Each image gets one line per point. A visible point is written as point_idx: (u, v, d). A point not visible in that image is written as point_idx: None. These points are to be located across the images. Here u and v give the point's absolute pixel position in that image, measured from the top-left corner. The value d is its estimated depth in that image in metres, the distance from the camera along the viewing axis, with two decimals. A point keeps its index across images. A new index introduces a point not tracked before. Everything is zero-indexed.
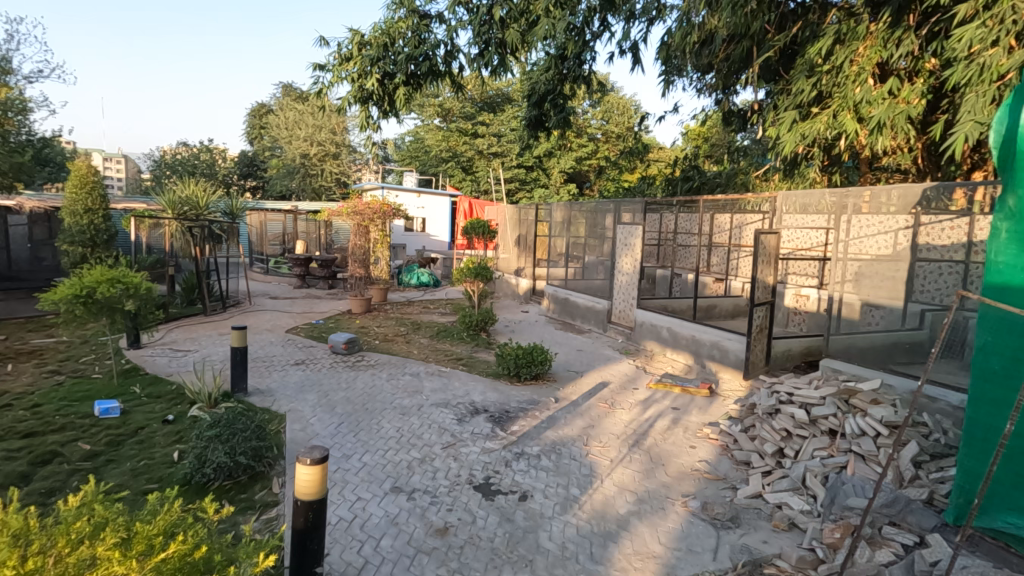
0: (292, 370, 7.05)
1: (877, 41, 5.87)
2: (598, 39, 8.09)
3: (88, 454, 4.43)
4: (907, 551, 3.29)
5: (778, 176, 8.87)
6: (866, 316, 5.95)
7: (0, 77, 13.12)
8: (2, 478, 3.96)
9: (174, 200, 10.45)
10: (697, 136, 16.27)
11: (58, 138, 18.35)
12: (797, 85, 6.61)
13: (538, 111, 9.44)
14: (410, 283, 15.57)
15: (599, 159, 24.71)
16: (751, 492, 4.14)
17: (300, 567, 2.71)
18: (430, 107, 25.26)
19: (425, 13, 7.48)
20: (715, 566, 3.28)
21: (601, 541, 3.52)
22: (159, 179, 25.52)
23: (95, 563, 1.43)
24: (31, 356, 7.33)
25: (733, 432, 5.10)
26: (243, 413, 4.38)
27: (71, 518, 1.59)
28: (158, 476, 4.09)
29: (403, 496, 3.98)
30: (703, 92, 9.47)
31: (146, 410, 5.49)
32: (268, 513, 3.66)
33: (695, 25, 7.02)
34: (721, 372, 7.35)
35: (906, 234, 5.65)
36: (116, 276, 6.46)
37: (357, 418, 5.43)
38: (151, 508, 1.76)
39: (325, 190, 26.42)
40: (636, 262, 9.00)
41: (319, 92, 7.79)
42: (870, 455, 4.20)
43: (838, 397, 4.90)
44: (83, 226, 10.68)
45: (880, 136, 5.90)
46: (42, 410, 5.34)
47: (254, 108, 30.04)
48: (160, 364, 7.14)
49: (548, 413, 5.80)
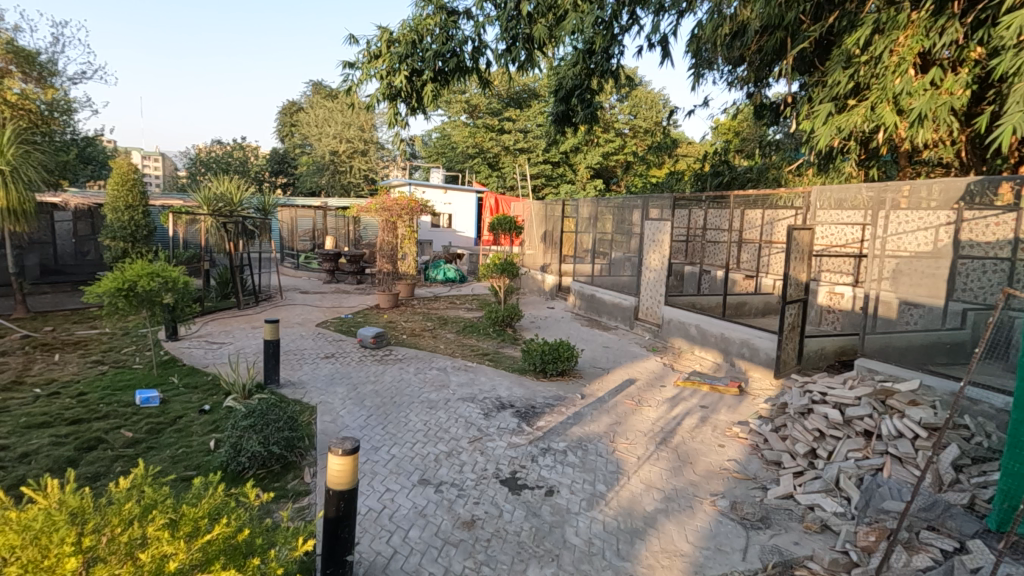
0: (322, 364, 7.19)
1: (919, 29, 5.61)
2: (626, 33, 7.99)
3: (130, 442, 4.60)
4: (945, 556, 3.19)
5: (812, 170, 8.66)
6: (903, 316, 5.77)
7: (48, 80, 13.72)
8: (52, 463, 4.14)
9: (209, 197, 11.35)
10: (727, 131, 16.04)
11: (99, 138, 19.03)
12: (833, 76, 6.45)
13: (566, 107, 9.43)
14: (436, 279, 15.72)
15: (626, 154, 24.58)
16: (782, 492, 4.07)
17: (332, 555, 2.77)
18: (457, 103, 25.46)
19: (453, 9, 7.50)
20: (744, 567, 3.23)
21: (628, 538, 3.51)
22: (194, 177, 26.27)
23: (147, 542, 1.51)
24: (76, 347, 7.65)
25: (763, 432, 5.02)
26: (277, 404, 4.52)
27: (123, 499, 1.67)
28: (196, 463, 4.23)
29: (430, 488, 4.03)
30: (734, 85, 9.28)
31: (184, 400, 5.68)
32: (301, 502, 3.76)
33: (727, 16, 6.90)
34: (750, 371, 7.22)
35: (947, 230, 5.43)
36: (155, 269, 6.68)
37: (385, 411, 5.52)
38: (196, 492, 1.84)
39: (354, 186, 26.78)
40: (664, 259, 8.88)
41: (349, 90, 7.89)
42: (907, 457, 4.09)
43: (874, 398, 4.78)
44: (124, 222, 11.07)
45: (922, 128, 5.73)
46: (87, 399, 5.57)
47: (285, 107, 30.77)
48: (196, 355, 7.38)
49: (574, 409, 5.79)
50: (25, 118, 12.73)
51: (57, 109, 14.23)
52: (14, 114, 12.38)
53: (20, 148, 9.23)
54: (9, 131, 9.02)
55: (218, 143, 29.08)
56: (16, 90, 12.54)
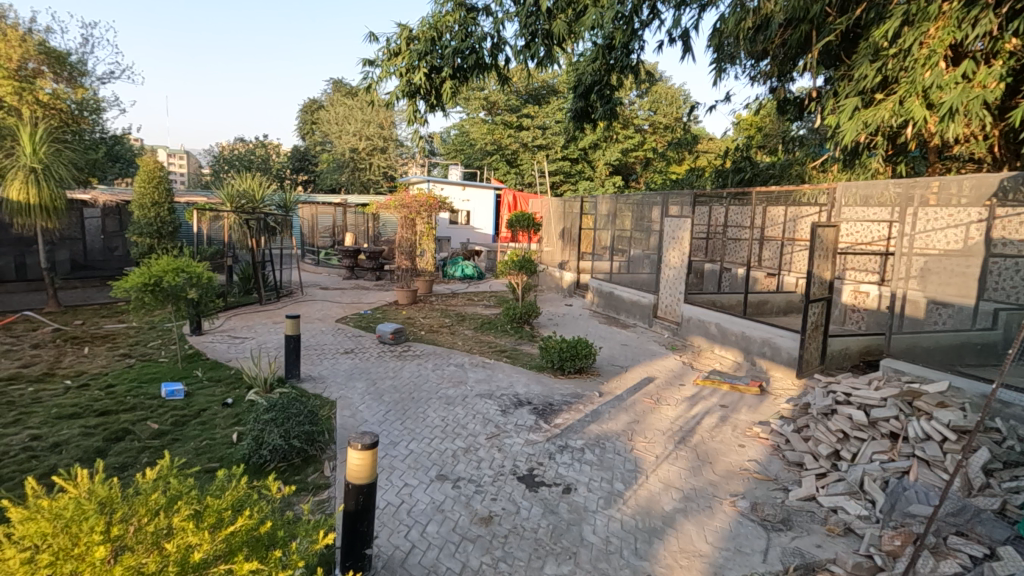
0: (341, 359, 7.27)
1: (951, 21, 5.37)
2: (647, 27, 7.89)
3: (156, 433, 4.71)
4: (974, 563, 3.08)
5: (836, 166, 8.46)
6: (931, 315, 5.63)
7: (79, 79, 14.13)
8: (82, 453, 4.26)
9: (232, 194, 11.59)
10: (750, 126, 15.80)
11: (127, 137, 19.47)
12: (860, 70, 6.34)
13: (584, 103, 9.35)
14: (454, 275, 15.82)
15: (645, 151, 24.38)
16: (803, 494, 4.00)
17: (351, 547, 2.80)
18: (476, 100, 25.47)
19: (472, 6, 7.48)
20: (765, 569, 3.19)
21: (646, 537, 3.49)
22: (218, 174, 26.75)
23: (172, 532, 1.54)
24: (105, 340, 7.84)
25: (785, 432, 4.94)
26: (297, 398, 4.59)
27: (149, 489, 1.70)
28: (219, 456, 4.31)
29: (448, 484, 4.05)
30: (757, 80, 9.12)
31: (207, 393, 5.80)
32: (321, 495, 3.81)
33: (750, 9, 6.82)
34: (772, 370, 7.11)
35: (979, 228, 5.32)
36: (180, 265, 6.81)
37: (403, 406, 5.57)
38: (220, 484, 1.86)
39: (373, 183, 26.96)
40: (684, 256, 8.78)
41: (368, 88, 7.94)
42: (935, 461, 3.98)
43: (900, 399, 4.67)
44: (151, 218, 11.33)
45: (952, 123, 5.58)
46: (115, 391, 5.72)
47: (306, 104, 31.18)
48: (220, 350, 7.52)
49: (592, 407, 5.77)
50: (56, 117, 13.28)
51: (86, 108, 14.60)
52: (46, 114, 12.98)
53: (52, 147, 9.49)
54: (41, 130, 9.31)
55: (241, 141, 29.54)
56: (48, 89, 13.06)
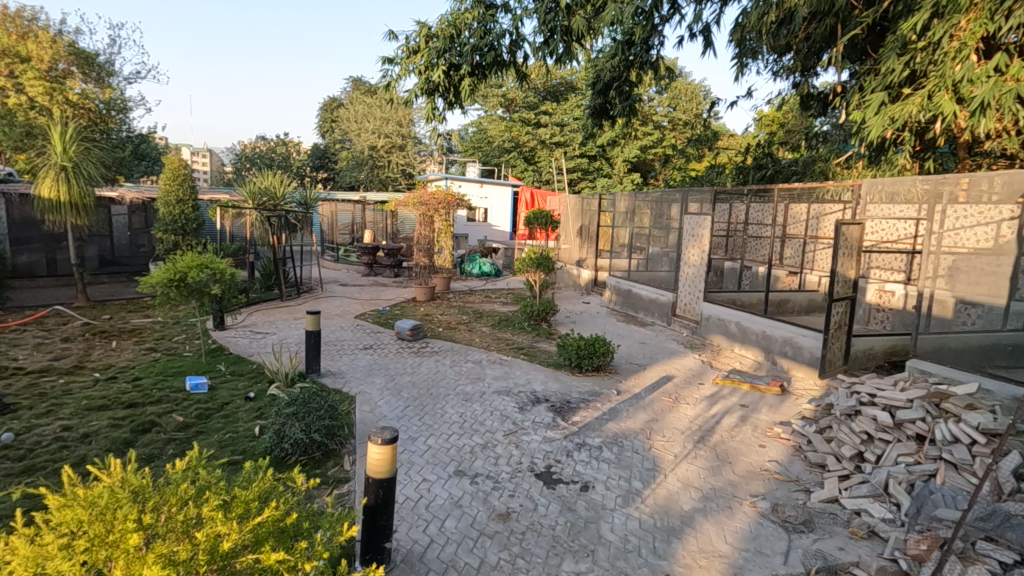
0: (360, 355, 7.35)
1: (982, 12, 5.20)
2: (667, 22, 7.82)
3: (181, 426, 4.81)
4: (1005, 569, 3.00)
5: (862, 163, 8.30)
6: (959, 315, 5.49)
7: (106, 79, 14.46)
8: (110, 444, 4.38)
9: (254, 191, 11.74)
10: (771, 122, 15.60)
11: (153, 136, 19.90)
12: (887, 64, 6.21)
13: (603, 99, 9.27)
14: (472, 274, 15.85)
15: (664, 147, 24.17)
16: (826, 496, 3.94)
17: (371, 541, 2.86)
18: (494, 97, 25.42)
19: (491, 3, 7.46)
20: (787, 570, 3.16)
21: (664, 536, 3.47)
22: (240, 172, 27.19)
23: (201, 522, 1.57)
24: (131, 335, 8.02)
25: (807, 433, 4.87)
26: (318, 393, 4.66)
27: (179, 479, 1.74)
28: (242, 448, 4.40)
29: (466, 479, 4.07)
30: (780, 75, 8.99)
31: (230, 386, 5.92)
32: (341, 488, 3.87)
33: (773, 3, 6.72)
34: (793, 370, 7.01)
35: (1010, 226, 5.14)
36: (204, 261, 6.94)
37: (422, 402, 5.61)
38: (247, 475, 1.89)
39: (392, 181, 27.13)
40: (704, 254, 8.68)
41: (388, 86, 8.01)
42: (963, 464, 3.90)
43: (927, 400, 4.59)
44: (175, 215, 11.56)
45: (983, 118, 5.42)
46: (142, 384, 5.86)
47: (326, 103, 31.51)
48: (242, 345, 7.64)
49: (610, 405, 5.75)
50: (84, 116, 13.64)
51: (114, 108, 14.96)
52: (74, 113, 13.34)
53: (81, 145, 9.71)
54: (71, 129, 9.53)
55: (263, 139, 29.95)
56: (77, 89, 13.41)
